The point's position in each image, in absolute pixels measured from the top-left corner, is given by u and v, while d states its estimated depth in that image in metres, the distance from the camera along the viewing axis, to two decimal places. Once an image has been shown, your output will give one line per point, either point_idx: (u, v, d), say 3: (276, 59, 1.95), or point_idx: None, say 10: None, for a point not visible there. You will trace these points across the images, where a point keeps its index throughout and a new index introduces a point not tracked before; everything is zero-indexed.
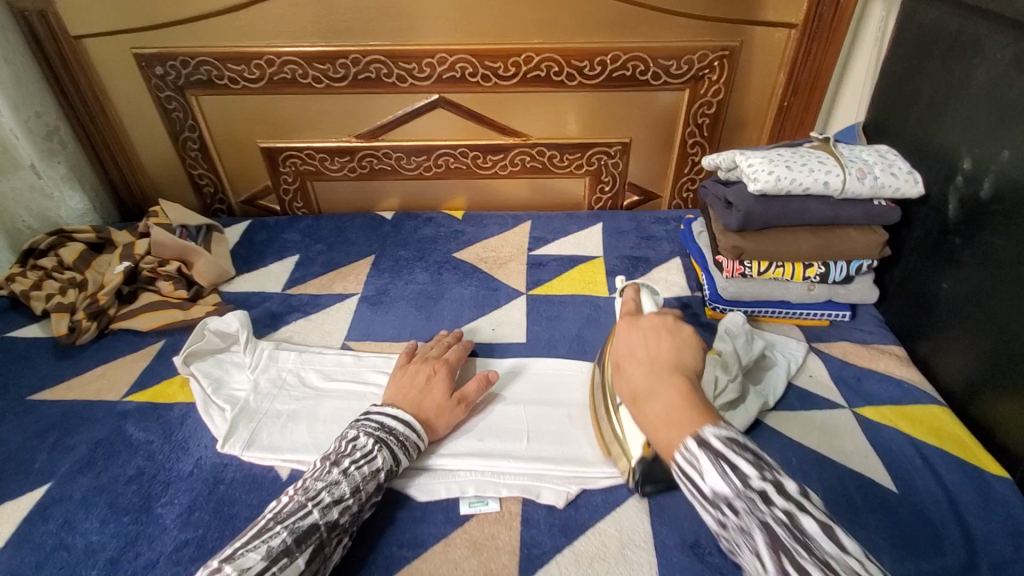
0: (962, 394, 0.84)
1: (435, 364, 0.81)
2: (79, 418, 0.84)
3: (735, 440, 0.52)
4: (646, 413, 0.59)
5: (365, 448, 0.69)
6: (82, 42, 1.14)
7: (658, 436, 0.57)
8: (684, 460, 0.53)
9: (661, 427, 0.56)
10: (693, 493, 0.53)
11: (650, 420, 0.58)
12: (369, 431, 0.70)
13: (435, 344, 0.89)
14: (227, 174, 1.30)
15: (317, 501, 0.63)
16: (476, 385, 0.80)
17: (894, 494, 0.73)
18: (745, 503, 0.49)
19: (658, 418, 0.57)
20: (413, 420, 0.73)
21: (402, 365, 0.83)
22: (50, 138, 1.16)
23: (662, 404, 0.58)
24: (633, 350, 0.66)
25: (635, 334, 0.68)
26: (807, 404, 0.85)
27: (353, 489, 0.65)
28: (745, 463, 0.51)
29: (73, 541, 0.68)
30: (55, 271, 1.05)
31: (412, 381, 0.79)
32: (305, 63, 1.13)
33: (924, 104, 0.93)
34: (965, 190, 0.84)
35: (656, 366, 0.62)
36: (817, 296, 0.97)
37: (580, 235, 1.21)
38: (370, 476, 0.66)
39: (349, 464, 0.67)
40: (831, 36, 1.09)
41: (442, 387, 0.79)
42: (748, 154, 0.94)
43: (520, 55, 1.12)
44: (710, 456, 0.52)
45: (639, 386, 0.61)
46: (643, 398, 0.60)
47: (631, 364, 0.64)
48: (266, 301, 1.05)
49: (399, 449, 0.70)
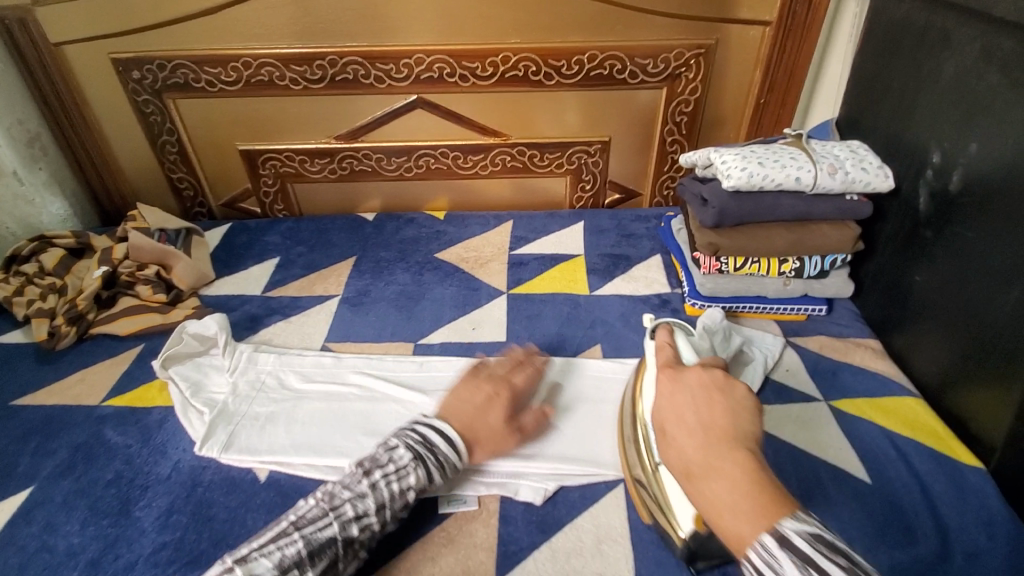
0: (935, 385, 0.86)
1: (498, 388, 0.75)
2: (59, 423, 0.83)
3: (823, 540, 0.45)
4: (703, 493, 0.52)
5: (399, 462, 0.66)
6: (61, 47, 1.13)
7: (725, 526, 0.49)
8: (762, 563, 0.46)
9: (728, 515, 0.49)
10: None
11: (712, 505, 0.51)
12: (409, 444, 0.68)
13: (506, 361, 0.82)
14: (207, 177, 1.29)
15: (339, 513, 0.61)
16: (535, 416, 0.76)
17: (867, 484, 0.74)
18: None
19: (721, 503, 0.50)
20: (458, 439, 0.70)
21: (464, 377, 0.78)
22: (32, 144, 1.15)
23: (725, 486, 0.50)
24: (675, 414, 0.58)
25: (680, 395, 0.60)
26: (782, 397, 0.86)
27: (379, 506, 0.63)
28: (837, 570, 0.44)
29: (55, 543, 0.68)
30: (36, 276, 1.05)
31: (470, 398, 0.74)
32: (283, 65, 1.13)
33: (894, 99, 0.94)
34: (935, 183, 0.85)
35: (711, 437, 0.54)
36: (793, 292, 0.98)
37: (561, 233, 1.22)
38: (398, 494, 0.64)
39: (380, 477, 0.65)
40: (804, 34, 1.10)
41: (501, 410, 0.74)
42: (722, 151, 0.95)
43: (498, 54, 1.12)
44: (796, 562, 0.44)
45: (692, 460, 0.53)
46: (701, 475, 0.52)
47: (678, 434, 0.56)
48: (245, 304, 1.05)
49: (435, 469, 0.67)
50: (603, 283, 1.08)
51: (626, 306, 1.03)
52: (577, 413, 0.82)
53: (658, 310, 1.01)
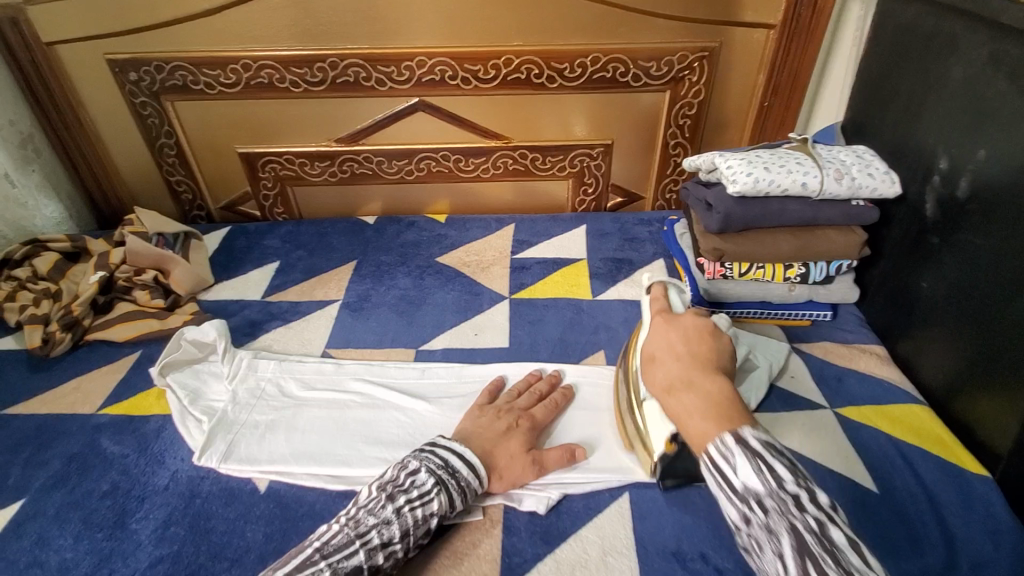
0: (941, 392, 0.85)
1: (518, 419, 0.76)
2: (53, 432, 0.82)
3: (774, 445, 0.53)
4: (675, 402, 0.62)
5: (422, 486, 0.65)
6: (54, 48, 1.11)
7: (689, 426, 0.59)
8: (716, 453, 0.54)
9: (690, 417, 0.59)
10: (719, 486, 0.54)
11: (680, 411, 0.61)
12: (431, 468, 0.66)
13: (526, 393, 0.82)
14: (206, 180, 1.28)
15: (365, 540, 0.60)
16: (558, 454, 0.73)
17: (874, 494, 0.73)
18: (774, 503, 0.50)
19: (690, 409, 0.59)
20: (478, 463, 0.69)
21: (482, 407, 0.78)
22: (24, 145, 1.14)
23: (694, 396, 0.60)
24: (662, 346, 0.70)
25: (673, 332, 0.70)
26: (789, 405, 0.85)
27: (403, 533, 0.62)
28: (782, 467, 0.52)
29: (46, 558, 0.67)
30: (30, 282, 1.03)
31: (492, 427, 0.74)
32: (282, 67, 1.12)
33: (900, 103, 0.93)
34: (941, 189, 0.84)
35: (693, 364, 0.64)
36: (798, 297, 0.98)
37: (564, 237, 1.21)
38: (421, 522, 0.63)
39: (404, 503, 0.64)
40: (810, 37, 1.09)
41: (522, 439, 0.74)
42: (728, 156, 0.94)
43: (501, 57, 1.11)
44: (747, 455, 0.53)
45: (675, 377, 0.64)
46: (678, 388, 0.62)
47: (664, 359, 0.68)
48: (245, 309, 1.04)
49: (457, 494, 0.66)
50: (606, 287, 1.07)
51: (629, 311, 1.02)
52: (582, 418, 0.81)
53: None
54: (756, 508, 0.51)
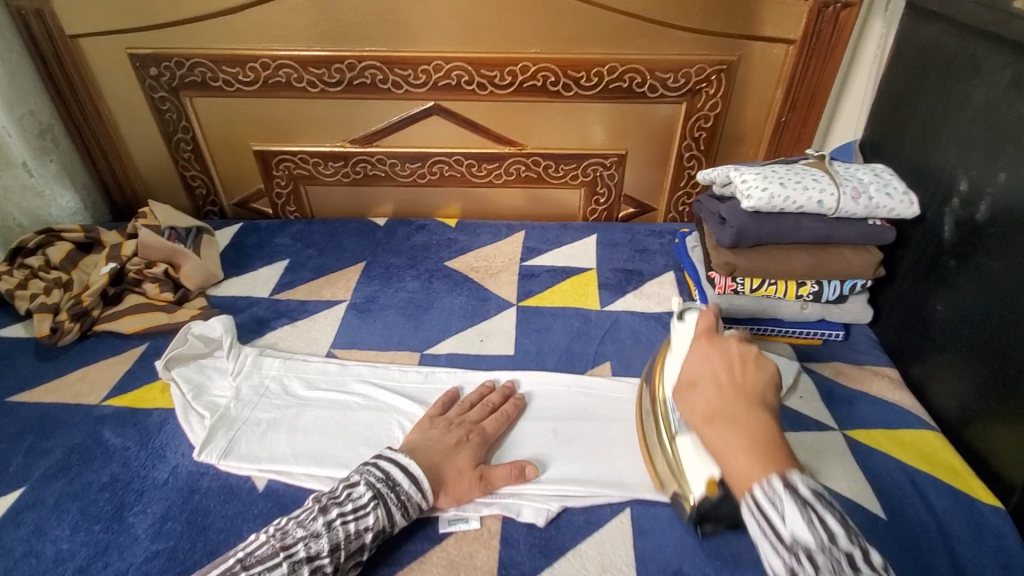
0: (955, 418, 0.83)
1: (468, 432, 0.75)
2: (57, 421, 0.82)
3: (823, 496, 0.51)
4: (718, 444, 0.56)
5: (358, 501, 0.65)
6: (77, 41, 1.13)
7: (733, 467, 0.54)
8: (763, 497, 0.51)
9: (738, 457, 0.54)
10: (763, 536, 0.51)
11: (724, 450, 0.55)
12: (370, 481, 0.66)
13: (479, 405, 0.80)
14: (220, 176, 1.29)
15: (289, 554, 0.60)
16: (506, 470, 0.72)
17: (882, 520, 0.71)
18: (827, 561, 0.48)
19: (733, 447, 0.55)
20: (422, 477, 0.68)
21: (432, 415, 0.78)
22: (43, 136, 1.15)
23: (736, 432, 0.55)
24: (693, 370, 0.64)
25: (714, 355, 0.63)
26: (796, 425, 0.83)
27: (332, 548, 0.61)
28: (834, 519, 0.49)
29: (42, 548, 0.67)
30: (42, 270, 1.04)
31: (441, 439, 0.73)
32: (300, 67, 1.12)
33: (921, 123, 0.92)
34: (961, 212, 0.83)
35: (735, 394, 0.58)
36: (810, 315, 0.96)
37: (574, 246, 1.20)
38: (354, 536, 0.63)
39: (337, 516, 0.63)
40: (830, 53, 1.08)
41: (470, 454, 0.73)
42: (743, 170, 0.93)
43: (517, 64, 1.11)
44: (798, 506, 0.50)
45: (714, 407, 0.58)
46: (719, 420, 0.57)
47: (704, 386, 0.61)
48: (253, 306, 1.04)
49: (396, 508, 0.65)
50: (615, 298, 1.07)
51: (637, 323, 1.01)
52: (532, 430, 0.80)
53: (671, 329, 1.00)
54: (806, 563, 0.49)
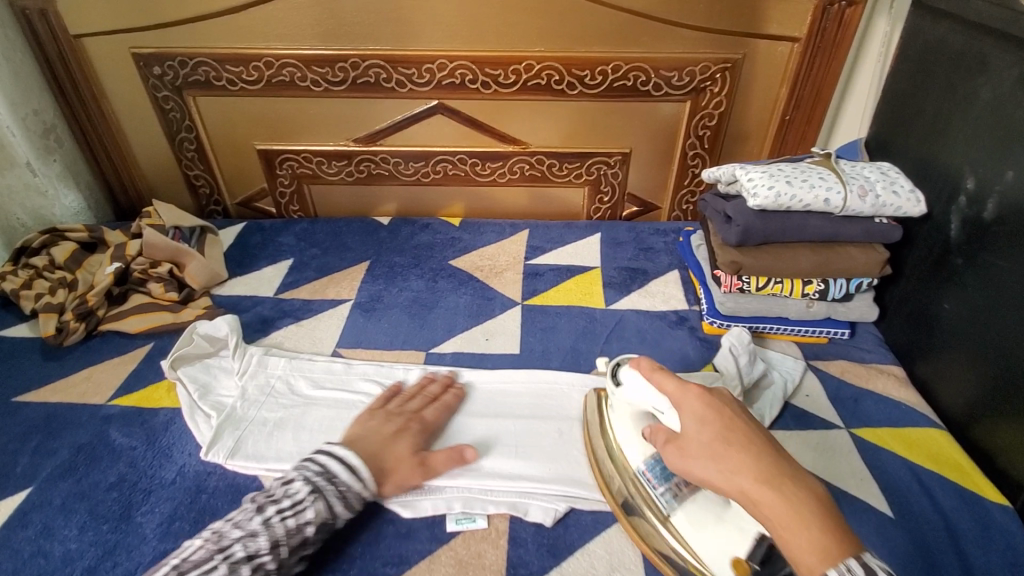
0: (962, 416, 0.83)
1: (407, 421, 0.76)
2: (64, 421, 0.82)
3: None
4: (778, 514, 0.48)
5: (296, 496, 0.64)
6: (81, 40, 1.13)
7: (796, 542, 0.46)
8: None
9: (805, 532, 0.46)
10: None
11: (782, 519, 0.47)
12: (306, 476, 0.66)
13: (419, 396, 0.81)
14: (223, 175, 1.29)
15: (225, 555, 0.59)
16: (446, 455, 0.73)
17: (890, 518, 0.71)
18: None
19: (795, 517, 0.47)
20: (361, 464, 0.68)
21: (373, 408, 0.79)
22: (47, 135, 1.15)
23: (793, 498, 0.48)
24: (691, 429, 0.54)
25: (720, 404, 0.55)
26: (803, 424, 0.83)
27: (272, 544, 0.60)
28: None
29: (50, 549, 0.67)
30: (46, 270, 1.04)
31: (380, 430, 0.74)
32: (304, 66, 1.12)
33: (927, 121, 0.92)
34: (968, 210, 0.82)
35: (769, 452, 0.51)
36: (816, 314, 0.96)
37: (578, 244, 1.20)
38: (294, 530, 0.62)
39: (273, 514, 0.62)
40: (835, 51, 1.08)
41: (409, 442, 0.73)
42: (749, 169, 0.93)
43: (522, 62, 1.11)
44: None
45: (756, 470, 0.49)
46: (773, 484, 0.49)
47: (731, 441, 0.52)
48: (258, 305, 1.04)
49: (337, 499, 0.65)
50: (620, 296, 1.07)
51: (642, 322, 1.01)
52: (535, 430, 0.80)
53: (676, 328, 1.00)
54: None
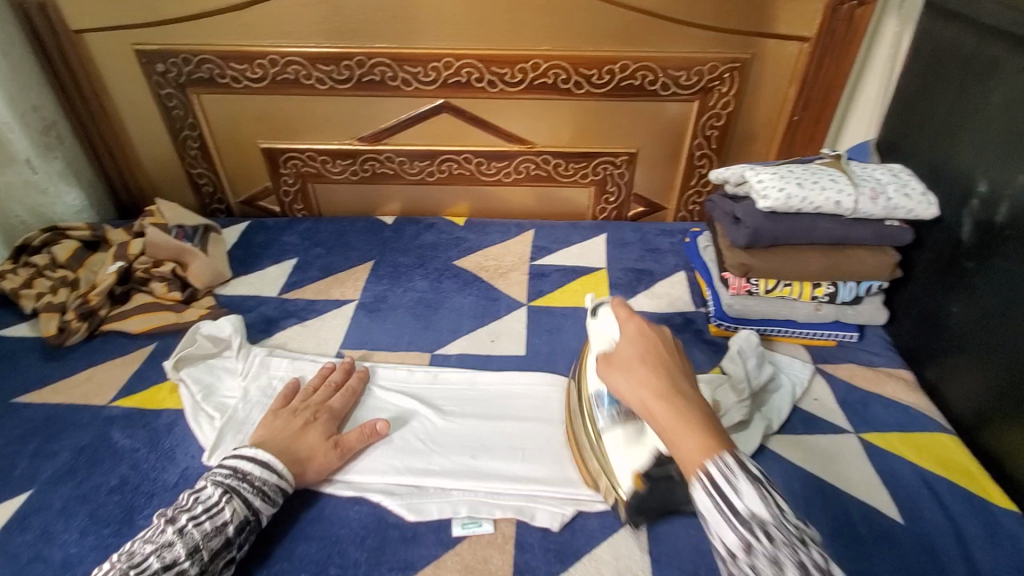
0: (971, 421, 0.82)
1: (313, 411, 0.76)
2: (65, 423, 0.82)
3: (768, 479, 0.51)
4: (671, 422, 0.54)
5: (208, 501, 0.63)
6: (82, 36, 1.12)
7: (680, 443, 0.53)
8: (716, 472, 0.49)
9: (686, 432, 0.52)
10: (716, 511, 0.49)
11: (669, 426, 0.54)
12: (217, 480, 0.65)
13: (322, 387, 0.82)
14: (226, 174, 1.28)
15: (140, 569, 0.57)
16: (358, 433, 0.76)
17: (899, 525, 0.70)
18: (780, 532, 0.47)
19: (676, 423, 0.54)
20: (274, 459, 0.68)
21: (276, 407, 0.77)
22: (47, 132, 1.14)
23: (683, 410, 0.55)
24: (621, 348, 0.63)
25: (643, 334, 0.64)
26: (811, 428, 0.82)
27: (190, 550, 0.59)
28: (782, 502, 0.49)
29: (50, 553, 0.66)
30: (47, 269, 1.03)
31: (287, 427, 0.73)
32: (309, 64, 1.11)
33: (938, 123, 0.91)
34: (979, 213, 0.81)
35: (673, 374, 0.59)
36: (824, 317, 0.95)
37: (584, 245, 1.19)
38: (212, 533, 0.61)
39: (187, 522, 0.61)
40: (844, 51, 1.07)
41: (319, 430, 0.74)
42: (758, 170, 0.92)
43: (528, 61, 1.10)
44: (750, 481, 0.49)
45: (653, 384, 0.57)
46: (668, 395, 0.56)
47: (643, 363, 0.60)
48: (261, 305, 1.03)
49: (253, 496, 0.65)
50: (626, 298, 1.06)
51: None
52: (539, 430, 0.80)
53: (683, 330, 0.99)
54: (760, 536, 0.47)
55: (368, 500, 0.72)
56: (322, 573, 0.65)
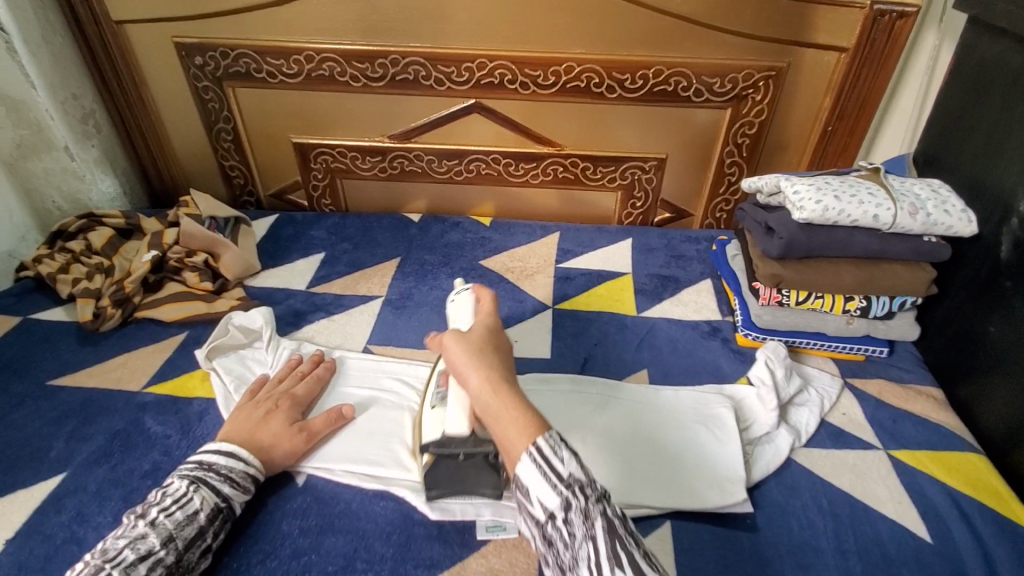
0: (1001, 441, 0.81)
1: (275, 402, 0.77)
2: (99, 407, 0.83)
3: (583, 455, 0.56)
4: (507, 403, 0.58)
5: (177, 493, 0.64)
6: (123, 27, 1.13)
7: (504, 424, 0.56)
8: (544, 445, 0.53)
9: (512, 418, 0.56)
10: (545, 480, 0.52)
11: (495, 409, 0.58)
12: (183, 474, 0.66)
13: (287, 377, 0.83)
14: (257, 167, 1.29)
15: (116, 562, 0.57)
16: (324, 418, 0.77)
17: (927, 544, 0.69)
18: (593, 490, 0.53)
19: (504, 407, 0.57)
20: (240, 449, 0.69)
21: (242, 400, 0.78)
22: (85, 120, 1.16)
23: (512, 395, 0.58)
24: (473, 329, 0.67)
25: (481, 328, 0.67)
26: (839, 443, 0.82)
27: (164, 540, 0.60)
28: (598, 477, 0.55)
29: (84, 535, 0.67)
30: (83, 255, 1.05)
31: (249, 416, 0.74)
32: (344, 61, 1.12)
33: (980, 139, 0.89)
34: (1020, 232, 0.80)
35: (501, 367, 0.62)
36: (856, 331, 0.94)
37: (610, 250, 1.19)
38: (185, 522, 0.62)
39: (157, 514, 0.61)
40: (883, 63, 1.06)
41: (282, 417, 0.75)
42: (794, 180, 0.91)
43: (563, 64, 1.10)
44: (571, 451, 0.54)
45: (486, 368, 0.61)
46: (498, 382, 0.59)
47: (480, 347, 0.63)
48: (290, 298, 1.05)
49: (222, 484, 0.66)
50: (651, 304, 1.05)
51: (674, 331, 1.00)
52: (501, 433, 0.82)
53: (709, 338, 0.98)
54: (578, 493, 0.52)
55: (393, 496, 0.72)
56: (348, 568, 0.65)
